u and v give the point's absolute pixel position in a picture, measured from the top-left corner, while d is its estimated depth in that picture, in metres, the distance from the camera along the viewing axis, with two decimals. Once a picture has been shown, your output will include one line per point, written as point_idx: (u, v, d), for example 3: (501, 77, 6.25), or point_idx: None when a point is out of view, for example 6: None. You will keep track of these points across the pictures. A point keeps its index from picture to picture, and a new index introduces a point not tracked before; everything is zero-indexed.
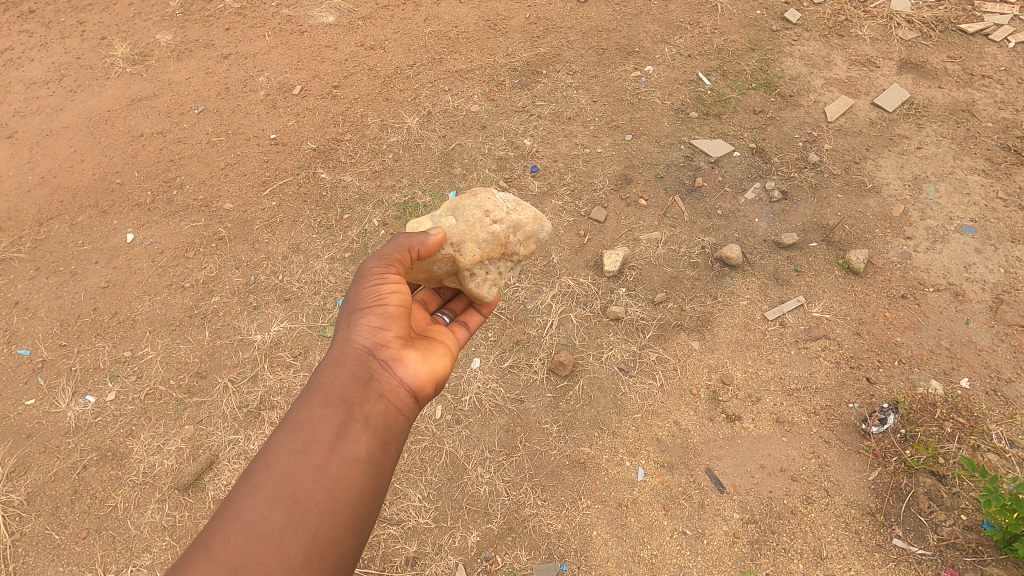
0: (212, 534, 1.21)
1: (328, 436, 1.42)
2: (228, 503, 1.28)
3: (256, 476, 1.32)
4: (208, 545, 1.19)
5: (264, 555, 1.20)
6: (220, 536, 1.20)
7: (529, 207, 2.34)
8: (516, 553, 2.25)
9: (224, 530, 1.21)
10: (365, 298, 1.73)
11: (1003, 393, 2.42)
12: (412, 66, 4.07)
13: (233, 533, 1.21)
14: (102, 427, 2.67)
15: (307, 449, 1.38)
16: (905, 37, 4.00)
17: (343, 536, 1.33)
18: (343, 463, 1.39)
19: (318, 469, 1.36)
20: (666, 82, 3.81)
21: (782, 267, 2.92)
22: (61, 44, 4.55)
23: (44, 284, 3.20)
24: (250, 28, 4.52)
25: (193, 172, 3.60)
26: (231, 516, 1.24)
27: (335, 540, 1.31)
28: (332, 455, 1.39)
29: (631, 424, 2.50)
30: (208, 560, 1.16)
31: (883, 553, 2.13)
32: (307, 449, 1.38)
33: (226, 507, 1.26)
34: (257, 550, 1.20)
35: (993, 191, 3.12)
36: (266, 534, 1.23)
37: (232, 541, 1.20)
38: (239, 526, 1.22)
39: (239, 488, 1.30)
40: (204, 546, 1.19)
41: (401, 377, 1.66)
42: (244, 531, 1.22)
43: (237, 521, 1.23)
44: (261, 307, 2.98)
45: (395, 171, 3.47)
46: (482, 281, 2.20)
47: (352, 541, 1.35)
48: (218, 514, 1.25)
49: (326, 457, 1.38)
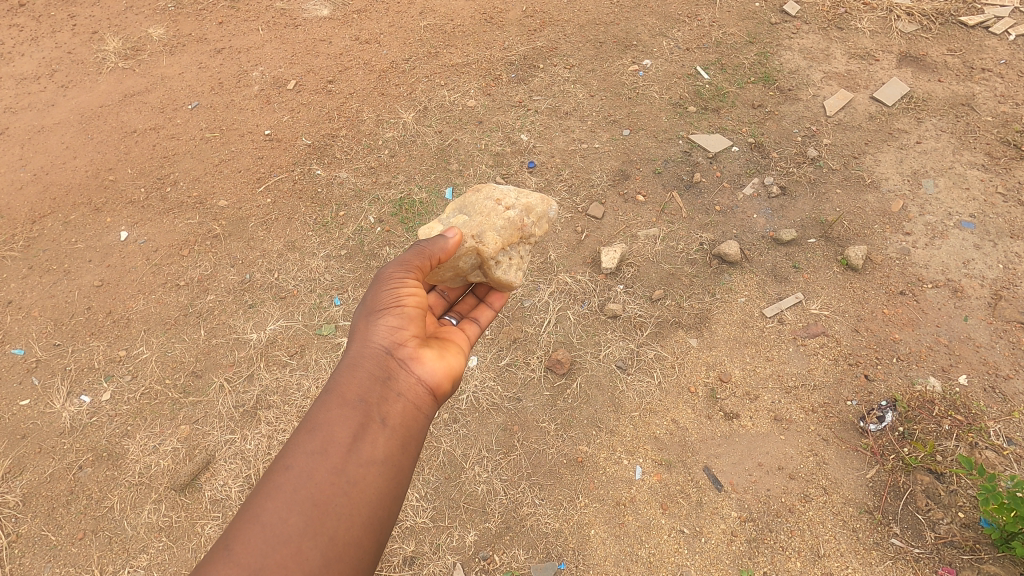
0: (232, 536, 1.20)
1: (346, 437, 1.41)
2: (248, 506, 1.26)
3: (275, 478, 1.30)
4: (229, 547, 1.18)
5: (283, 558, 1.18)
6: (240, 539, 1.19)
7: (534, 192, 2.38)
8: (513, 552, 2.25)
9: (243, 533, 1.20)
10: (383, 300, 1.71)
11: (1001, 390, 2.42)
12: (408, 60, 4.03)
13: (253, 535, 1.20)
14: (97, 427, 2.65)
15: (325, 451, 1.37)
16: (905, 29, 3.97)
17: (361, 538, 1.32)
18: (361, 466, 1.38)
19: (335, 471, 1.34)
20: (665, 75, 3.78)
21: (780, 263, 2.90)
22: (52, 39, 4.49)
23: (37, 283, 3.17)
24: (244, 22, 4.47)
25: (187, 169, 3.56)
26: (251, 519, 1.23)
27: (353, 542, 1.30)
28: (350, 458, 1.38)
29: (629, 422, 2.49)
30: (228, 562, 1.15)
31: (880, 551, 2.13)
32: (325, 450, 1.37)
33: (246, 509, 1.25)
34: (276, 553, 1.18)
35: (992, 185, 3.11)
36: (285, 537, 1.21)
37: (251, 543, 1.19)
38: (258, 528, 1.21)
39: (258, 490, 1.29)
40: (224, 548, 1.18)
41: (418, 376, 1.64)
42: (263, 533, 1.21)
43: (257, 524, 1.22)
44: (257, 306, 2.96)
45: (390, 167, 3.44)
46: (508, 268, 2.18)
47: (371, 543, 1.34)
48: (237, 518, 1.23)
49: (344, 459, 1.37)
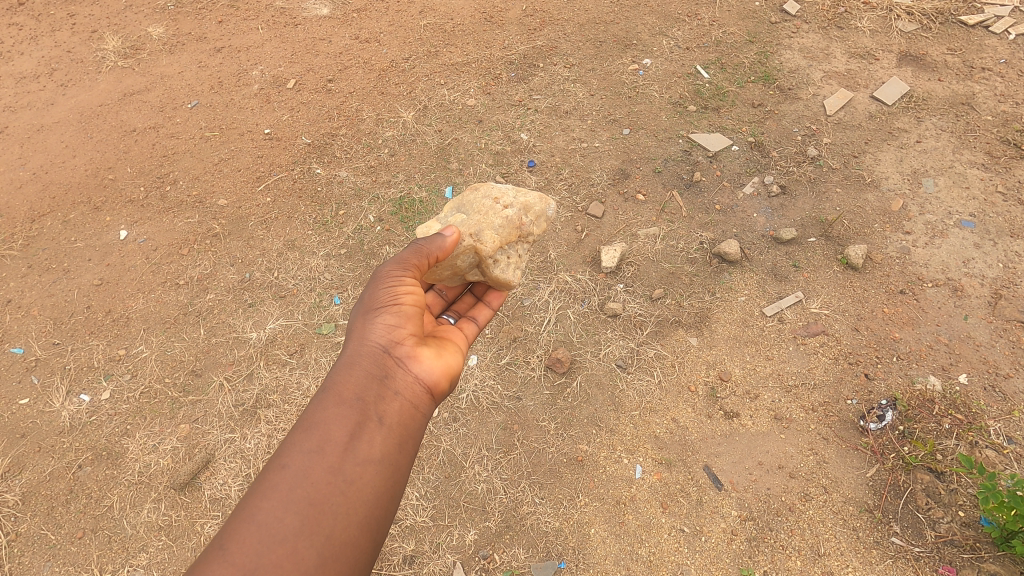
0: (227, 536, 1.20)
1: (343, 436, 1.40)
2: (244, 505, 1.26)
3: (271, 477, 1.30)
4: (224, 547, 1.17)
5: (279, 557, 1.18)
6: (236, 539, 1.19)
7: (532, 190, 2.37)
8: (513, 551, 2.24)
9: (238, 532, 1.19)
10: (380, 298, 1.71)
11: (1001, 389, 2.42)
12: (408, 59, 4.03)
13: (249, 534, 1.19)
14: (97, 426, 2.65)
15: (322, 450, 1.36)
16: (905, 29, 3.97)
17: (358, 538, 1.31)
18: (358, 465, 1.38)
19: (332, 469, 1.34)
20: (665, 74, 3.78)
21: (780, 262, 2.90)
22: (51, 38, 4.49)
23: (36, 281, 3.16)
24: (244, 21, 4.46)
25: (187, 168, 3.56)
26: (246, 518, 1.22)
27: (350, 541, 1.29)
28: (347, 456, 1.38)
29: (629, 421, 2.49)
30: (224, 562, 1.14)
31: (880, 550, 2.13)
32: (322, 449, 1.36)
33: (242, 508, 1.24)
34: (271, 552, 1.18)
35: (992, 185, 3.11)
36: (282, 536, 1.21)
37: (247, 543, 1.18)
38: (254, 528, 1.21)
39: (254, 489, 1.28)
40: (220, 547, 1.17)
41: (416, 375, 1.64)
42: (259, 532, 1.20)
43: (253, 523, 1.21)
44: (256, 305, 2.96)
45: (390, 166, 3.44)
46: (506, 267, 2.19)
47: (367, 542, 1.34)
48: (233, 517, 1.23)
49: (340, 458, 1.36)
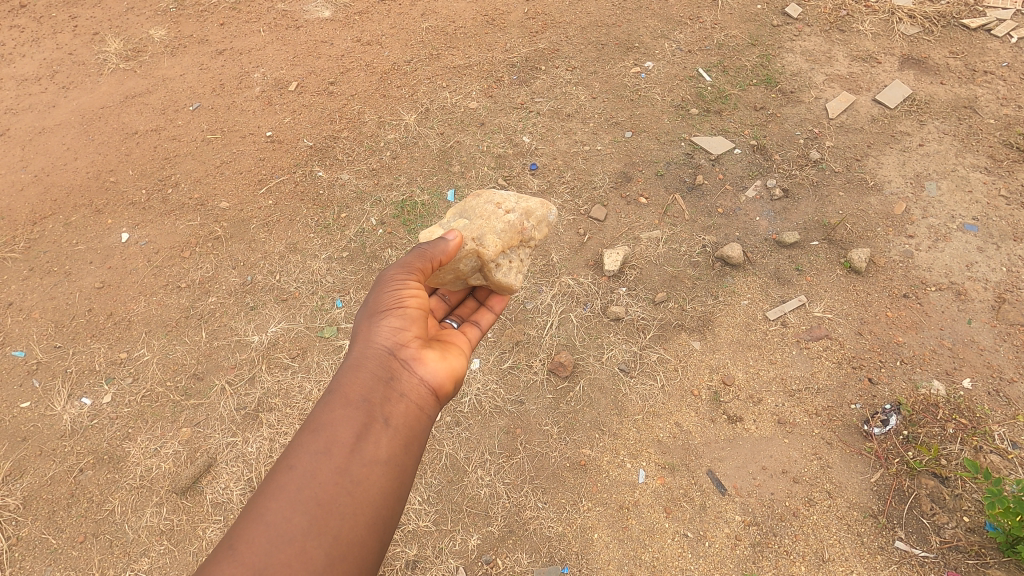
0: (236, 536, 1.19)
1: (350, 437, 1.40)
2: (252, 505, 1.25)
3: (279, 477, 1.29)
4: (233, 547, 1.16)
5: (287, 557, 1.17)
6: (245, 538, 1.18)
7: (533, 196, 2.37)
8: (516, 556, 2.24)
9: (247, 533, 1.19)
10: (385, 301, 1.71)
11: (1005, 394, 2.41)
12: (409, 62, 4.03)
13: (257, 534, 1.19)
14: (98, 430, 2.65)
15: (329, 451, 1.36)
16: (907, 32, 3.96)
17: (365, 538, 1.31)
18: (364, 465, 1.37)
19: (339, 470, 1.34)
20: (667, 77, 3.77)
21: (783, 266, 2.90)
22: (53, 40, 4.49)
23: (38, 284, 3.16)
24: (245, 24, 4.47)
25: (189, 171, 3.56)
26: (254, 518, 1.21)
27: (357, 542, 1.29)
28: (354, 457, 1.37)
29: (632, 425, 2.48)
30: (233, 562, 1.14)
31: (885, 555, 2.12)
32: (329, 450, 1.36)
33: (250, 509, 1.24)
34: (281, 552, 1.18)
35: (995, 189, 3.10)
36: (289, 536, 1.20)
37: (256, 542, 1.18)
38: (262, 528, 1.20)
39: (261, 490, 1.27)
40: (228, 548, 1.17)
41: (421, 377, 1.63)
42: (268, 533, 1.19)
43: (262, 523, 1.21)
44: (258, 308, 2.95)
45: (392, 169, 3.44)
46: (508, 271, 2.17)
47: (374, 543, 1.33)
48: (241, 517, 1.22)
49: (347, 459, 1.36)
